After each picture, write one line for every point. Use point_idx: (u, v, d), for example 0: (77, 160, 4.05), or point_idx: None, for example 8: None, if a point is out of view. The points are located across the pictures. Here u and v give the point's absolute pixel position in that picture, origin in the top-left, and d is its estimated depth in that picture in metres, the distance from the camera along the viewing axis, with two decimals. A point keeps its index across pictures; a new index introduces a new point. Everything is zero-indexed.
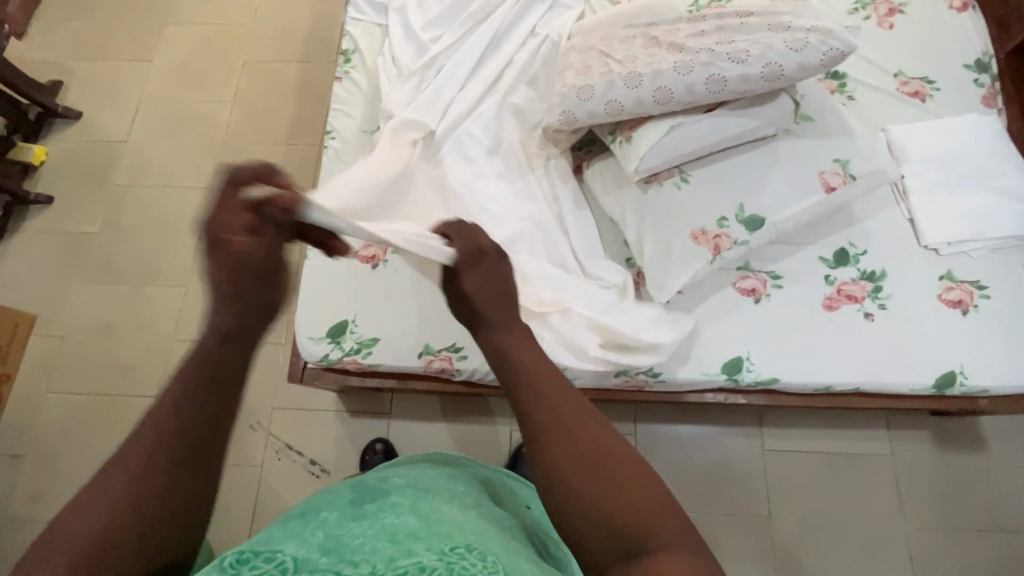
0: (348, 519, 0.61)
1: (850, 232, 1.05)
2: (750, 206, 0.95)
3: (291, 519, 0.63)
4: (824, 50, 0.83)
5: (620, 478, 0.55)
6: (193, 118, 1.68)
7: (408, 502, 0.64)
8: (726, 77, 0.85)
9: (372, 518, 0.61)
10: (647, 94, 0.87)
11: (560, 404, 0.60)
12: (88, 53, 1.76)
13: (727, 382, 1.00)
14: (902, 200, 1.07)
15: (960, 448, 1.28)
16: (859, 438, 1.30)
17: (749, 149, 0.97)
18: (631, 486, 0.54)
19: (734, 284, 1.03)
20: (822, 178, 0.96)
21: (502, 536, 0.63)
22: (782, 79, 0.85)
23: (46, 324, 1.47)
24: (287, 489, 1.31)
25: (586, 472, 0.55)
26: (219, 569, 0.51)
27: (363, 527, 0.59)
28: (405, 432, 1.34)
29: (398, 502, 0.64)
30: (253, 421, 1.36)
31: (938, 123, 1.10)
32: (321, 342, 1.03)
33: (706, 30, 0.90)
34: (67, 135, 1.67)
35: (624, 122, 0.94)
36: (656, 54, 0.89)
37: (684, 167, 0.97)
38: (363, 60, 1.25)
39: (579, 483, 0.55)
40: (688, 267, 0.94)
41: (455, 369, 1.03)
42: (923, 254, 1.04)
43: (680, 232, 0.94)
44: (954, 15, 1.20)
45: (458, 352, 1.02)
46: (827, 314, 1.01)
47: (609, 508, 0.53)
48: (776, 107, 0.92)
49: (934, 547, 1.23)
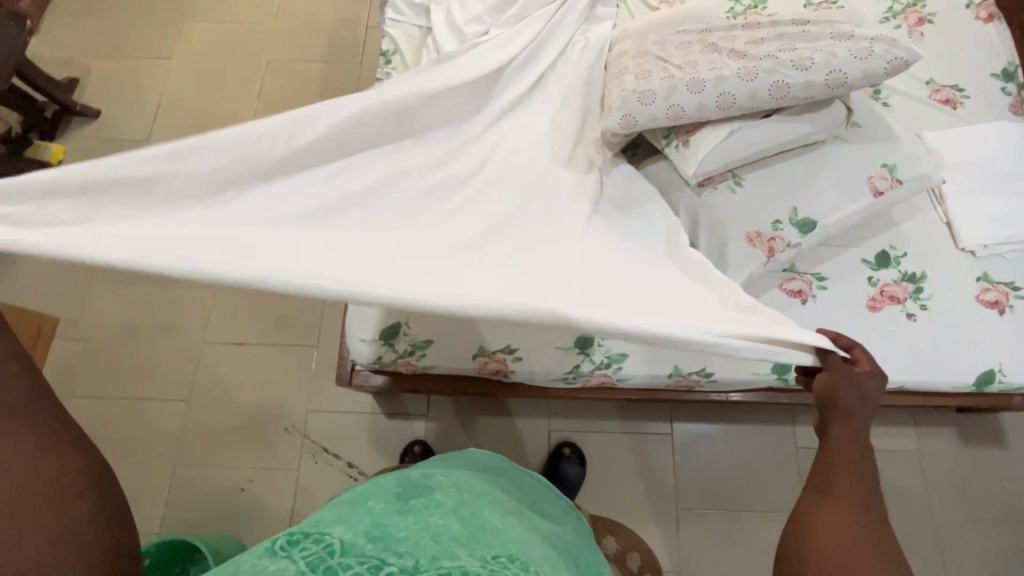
0: (393, 511, 0.63)
1: (891, 235, 1.08)
2: (803, 209, 0.97)
3: (341, 504, 0.66)
4: (888, 59, 0.83)
5: None
6: (216, 118, 1.65)
7: (452, 503, 0.67)
8: (790, 85, 0.85)
9: (418, 513, 0.63)
10: (710, 99, 0.88)
11: (852, 494, 0.67)
12: (104, 50, 1.73)
13: (777, 381, 1.02)
14: (939, 203, 1.11)
15: (984, 443, 1.32)
16: (887, 435, 1.33)
17: (799, 154, 0.99)
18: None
19: (781, 285, 1.05)
20: (871, 183, 0.98)
21: (538, 547, 0.67)
22: (843, 86, 0.85)
23: (69, 327, 1.43)
24: (325, 493, 1.30)
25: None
26: (270, 551, 0.54)
27: (409, 520, 0.61)
28: (443, 434, 1.34)
29: (442, 501, 0.67)
30: (288, 424, 1.35)
31: (971, 130, 1.14)
32: (374, 343, 1.02)
33: (765, 37, 0.91)
34: (85, 134, 1.64)
35: (680, 127, 0.96)
36: (718, 59, 0.90)
37: (737, 172, 0.98)
38: (404, 62, 1.26)
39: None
40: (745, 268, 0.96)
41: (615, 379, 1.03)
42: (961, 256, 1.07)
43: (737, 234, 0.96)
44: (980, 25, 1.24)
45: (616, 363, 1.01)
46: (870, 314, 1.04)
47: None
48: (830, 113, 0.95)
49: (960, 540, 1.27)
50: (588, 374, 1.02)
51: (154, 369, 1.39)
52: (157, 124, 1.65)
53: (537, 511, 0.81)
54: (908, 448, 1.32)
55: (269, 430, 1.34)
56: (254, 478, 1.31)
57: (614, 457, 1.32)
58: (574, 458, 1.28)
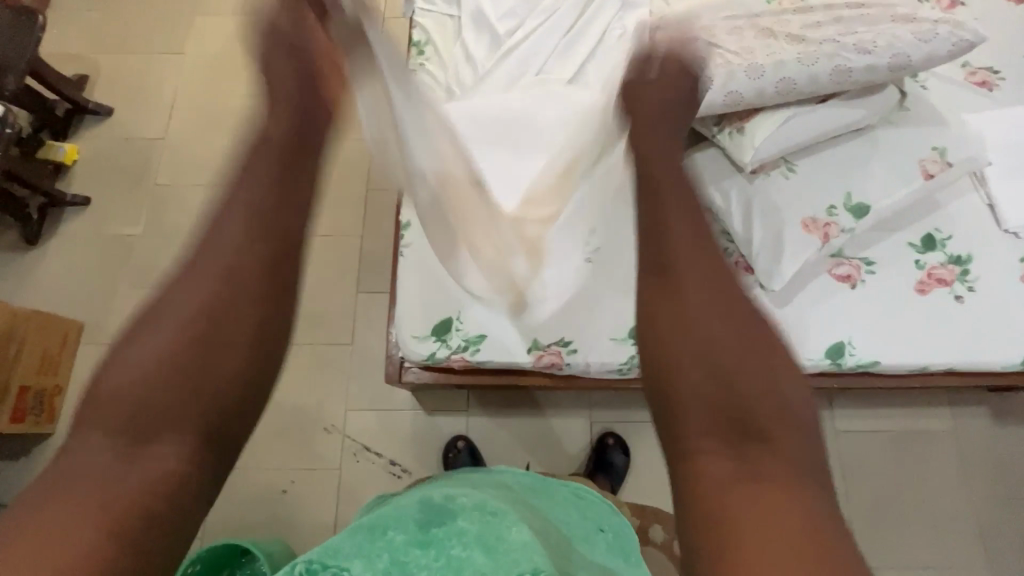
0: (414, 544, 0.68)
1: (935, 219, 1.09)
2: (857, 194, 0.97)
3: (361, 532, 0.70)
4: (953, 41, 0.84)
5: (741, 383, 0.64)
6: (233, 115, 1.61)
7: (475, 530, 0.69)
8: (851, 68, 0.85)
9: (438, 546, 0.68)
10: (769, 85, 0.87)
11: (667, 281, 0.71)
12: (113, 46, 1.67)
13: (830, 366, 1.03)
14: (980, 186, 1.11)
15: (1016, 422, 1.34)
16: (922, 416, 1.35)
17: (849, 139, 1.00)
18: (723, 353, 0.66)
19: (830, 271, 1.05)
20: (922, 166, 0.99)
21: (559, 569, 0.67)
22: (907, 69, 0.86)
23: (95, 331, 1.40)
24: (368, 492, 1.29)
25: (702, 364, 0.66)
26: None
27: (430, 556, 0.67)
28: (484, 429, 1.33)
29: (466, 529, 0.69)
30: (327, 424, 1.33)
31: (1009, 112, 1.15)
32: (427, 340, 1.01)
33: (822, 21, 0.90)
34: (97, 133, 1.59)
35: (733, 114, 0.95)
36: (774, 45, 0.89)
37: (789, 158, 0.98)
38: (438, 53, 1.21)
39: (687, 371, 0.66)
40: (801, 256, 0.96)
41: None
42: (1004, 237, 1.08)
43: (793, 221, 0.96)
44: (1012, 7, 1.25)
45: None
46: (919, 298, 1.04)
47: (725, 387, 0.64)
48: (883, 97, 0.95)
49: (996, 517, 1.30)
50: None
51: None
52: (173, 121, 1.60)
53: (569, 525, 0.80)
54: (943, 428, 1.34)
55: (310, 429, 1.33)
56: (296, 479, 1.29)
57: (656, 446, 1.33)
58: (619, 448, 1.28)
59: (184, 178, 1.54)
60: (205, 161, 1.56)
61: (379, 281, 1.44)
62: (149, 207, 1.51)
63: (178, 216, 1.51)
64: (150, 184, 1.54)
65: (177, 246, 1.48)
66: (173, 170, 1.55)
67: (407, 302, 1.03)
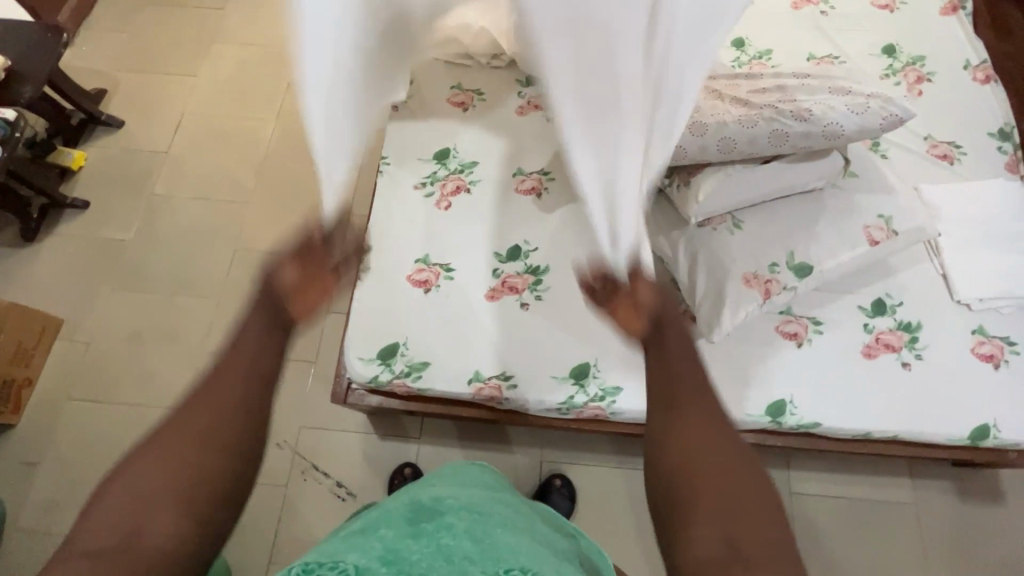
0: (405, 536, 0.67)
1: (888, 285, 1.10)
2: (800, 253, 0.99)
3: (353, 535, 0.69)
4: (884, 115, 0.88)
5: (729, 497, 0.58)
6: (235, 134, 1.70)
7: (463, 524, 0.69)
8: (789, 134, 0.89)
9: (430, 536, 0.66)
10: (711, 142, 0.90)
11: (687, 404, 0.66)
12: (134, 65, 1.80)
13: (771, 424, 1.02)
14: (935, 255, 1.12)
15: (980, 500, 1.30)
16: (882, 485, 1.32)
17: (797, 200, 1.03)
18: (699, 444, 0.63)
19: (777, 327, 1.06)
20: (867, 232, 1.01)
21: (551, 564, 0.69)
22: (841, 138, 0.90)
23: (72, 329, 1.45)
24: (311, 511, 1.29)
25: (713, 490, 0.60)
26: None
27: (422, 544, 0.65)
28: (432, 456, 1.33)
29: (454, 524, 0.69)
30: (280, 438, 1.35)
31: (966, 185, 1.17)
32: (371, 363, 1.03)
33: (767, 88, 0.94)
34: (106, 143, 1.69)
35: (681, 168, 0.98)
36: (720, 106, 0.92)
37: (736, 215, 1.01)
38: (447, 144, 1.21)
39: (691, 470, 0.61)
40: (740, 309, 0.97)
41: (609, 414, 1.03)
42: (956, 308, 1.08)
43: (734, 276, 0.98)
44: (977, 86, 1.29)
45: (610, 397, 1.02)
46: (866, 362, 1.04)
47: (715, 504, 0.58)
48: (828, 163, 0.98)
49: None
50: (582, 407, 1.02)
51: (153, 372, 1.41)
52: (177, 138, 1.70)
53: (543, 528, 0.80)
54: (904, 499, 1.31)
55: None
56: None
57: (604, 492, 1.31)
58: (564, 493, 1.27)
59: (180, 190, 1.62)
60: (203, 177, 1.64)
61: (349, 303, 1.46)
62: (143, 214, 1.59)
63: (168, 226, 1.57)
64: (147, 193, 1.62)
65: (165, 252, 1.54)
66: (171, 181, 1.63)
67: (360, 323, 1.05)
